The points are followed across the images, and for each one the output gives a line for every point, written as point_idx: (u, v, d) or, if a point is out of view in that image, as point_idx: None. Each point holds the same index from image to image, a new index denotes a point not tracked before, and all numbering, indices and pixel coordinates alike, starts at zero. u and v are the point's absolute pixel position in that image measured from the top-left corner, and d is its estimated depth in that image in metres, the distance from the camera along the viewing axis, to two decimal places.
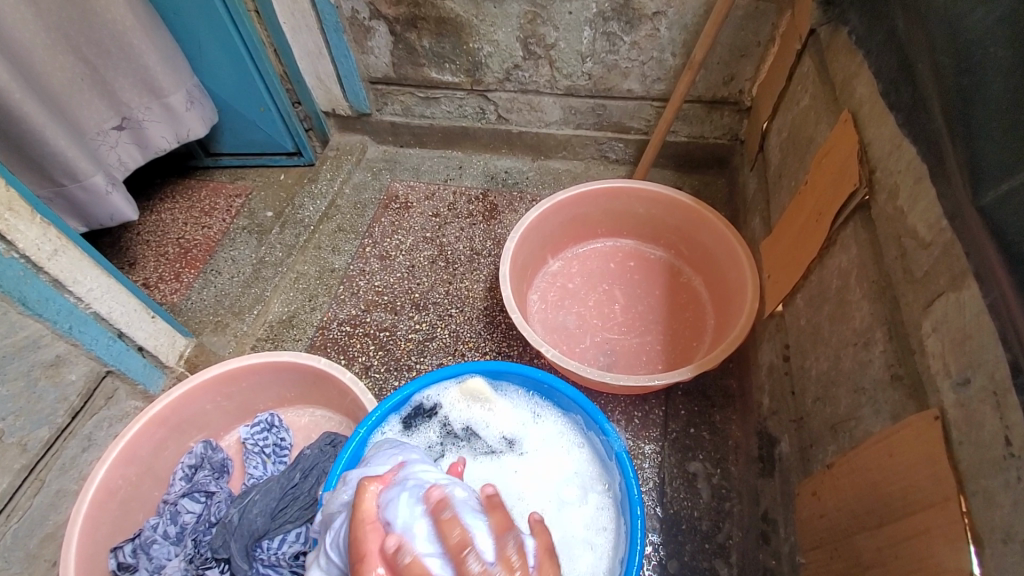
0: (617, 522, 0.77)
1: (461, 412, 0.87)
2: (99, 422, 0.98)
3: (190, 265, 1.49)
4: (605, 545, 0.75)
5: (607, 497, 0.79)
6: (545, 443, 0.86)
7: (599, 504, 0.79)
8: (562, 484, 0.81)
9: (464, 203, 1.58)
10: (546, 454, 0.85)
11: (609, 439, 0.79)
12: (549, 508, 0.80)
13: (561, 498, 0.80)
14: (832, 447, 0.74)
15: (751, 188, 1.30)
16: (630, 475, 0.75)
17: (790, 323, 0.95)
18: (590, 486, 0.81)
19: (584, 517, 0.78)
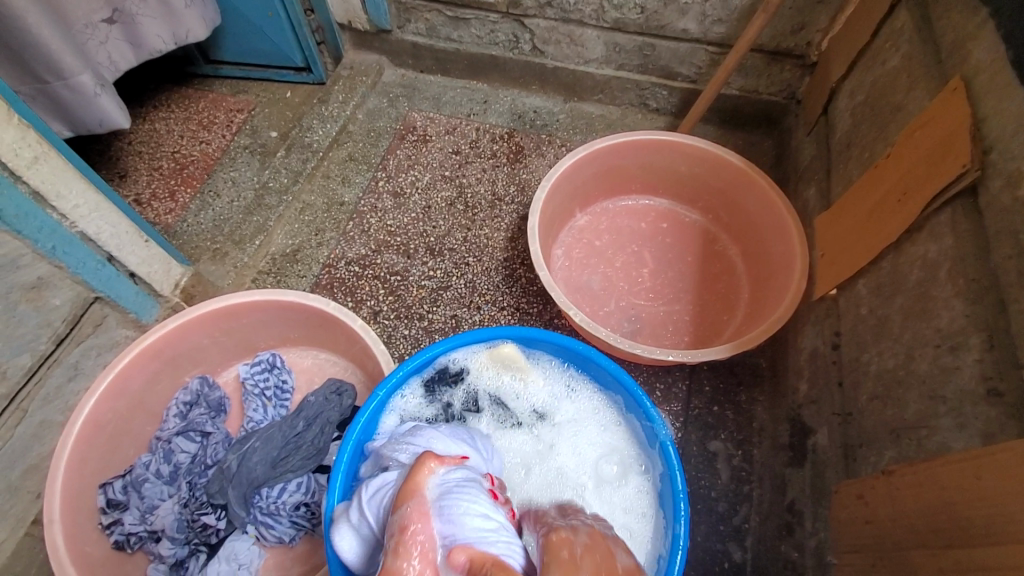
0: (656, 509, 0.75)
1: (492, 379, 0.85)
2: (86, 350, 0.90)
3: (186, 183, 1.37)
4: (645, 530, 0.74)
5: (647, 482, 0.77)
6: (581, 418, 0.83)
7: (639, 487, 0.77)
8: (602, 461, 0.79)
9: (487, 141, 1.45)
10: (583, 430, 0.82)
11: (653, 425, 0.75)
12: (588, 485, 0.78)
13: (600, 476, 0.79)
14: (892, 453, 0.68)
15: (807, 154, 1.19)
16: (674, 465, 0.72)
17: (846, 309, 0.88)
18: (630, 466, 0.79)
19: (624, 498, 0.77)
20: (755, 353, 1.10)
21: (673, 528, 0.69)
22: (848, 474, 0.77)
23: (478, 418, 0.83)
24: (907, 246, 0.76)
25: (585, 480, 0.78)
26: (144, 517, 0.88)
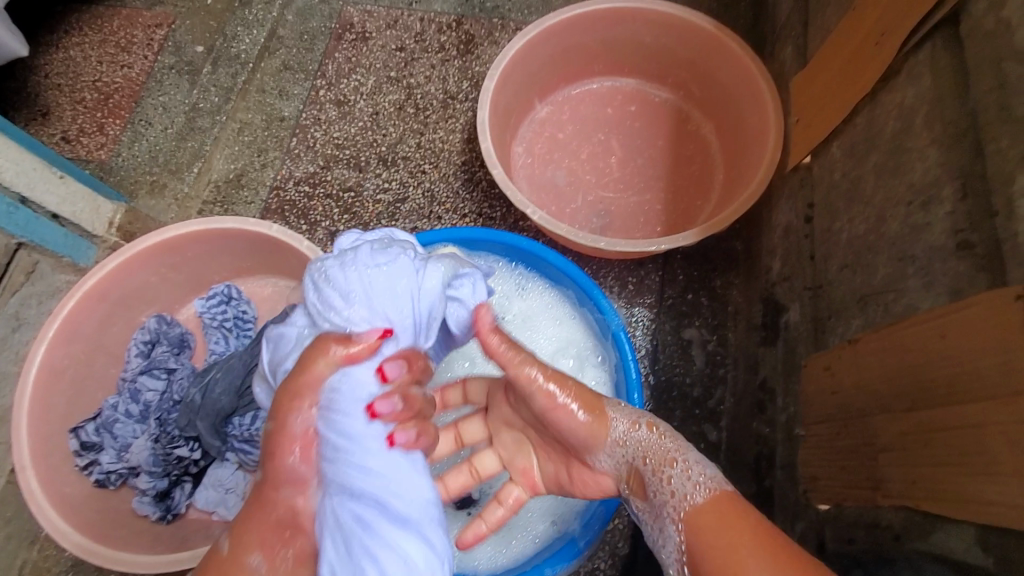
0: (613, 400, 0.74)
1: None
2: (25, 299, 0.87)
3: (113, 114, 1.23)
4: None
5: (604, 373, 0.76)
6: (533, 316, 0.80)
7: (596, 378, 0.76)
8: (557, 356, 0.78)
9: (434, 33, 1.30)
10: (535, 327, 0.80)
11: (606, 318, 0.73)
12: None
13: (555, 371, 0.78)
14: (857, 322, 0.66)
15: (785, 9, 1.06)
16: (628, 356, 0.71)
17: (819, 177, 0.81)
18: (586, 359, 0.77)
19: None
20: (731, 236, 1.04)
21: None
22: (817, 347, 0.75)
23: None
24: (884, 96, 0.69)
25: None
26: (120, 455, 0.88)
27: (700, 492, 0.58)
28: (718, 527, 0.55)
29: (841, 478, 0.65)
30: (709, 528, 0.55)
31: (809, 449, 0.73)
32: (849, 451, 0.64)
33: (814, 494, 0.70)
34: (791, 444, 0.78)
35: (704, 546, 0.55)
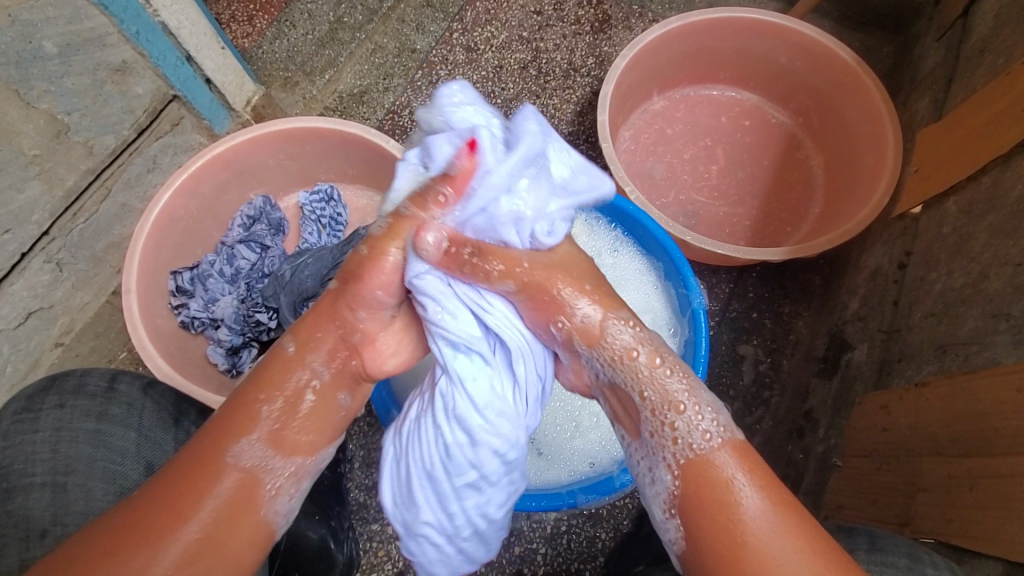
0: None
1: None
2: (164, 147, 0.95)
3: (265, 9, 1.30)
4: None
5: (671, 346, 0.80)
6: (620, 276, 0.83)
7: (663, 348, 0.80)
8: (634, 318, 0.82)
9: (573, 5, 1.33)
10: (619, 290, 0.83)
11: (689, 295, 0.77)
12: None
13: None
14: (931, 368, 0.67)
15: (931, 62, 1.04)
16: (702, 333, 0.74)
17: (924, 228, 0.82)
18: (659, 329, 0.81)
19: None
20: (812, 268, 1.04)
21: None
22: (877, 386, 0.76)
23: None
24: (1018, 160, 0.68)
25: None
26: (207, 306, 0.97)
27: (709, 443, 0.54)
28: (726, 485, 0.51)
29: (869, 509, 0.67)
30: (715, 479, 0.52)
31: (842, 479, 0.74)
32: (886, 487, 0.66)
33: (835, 520, 0.73)
34: (822, 471, 0.80)
35: (698, 499, 0.52)
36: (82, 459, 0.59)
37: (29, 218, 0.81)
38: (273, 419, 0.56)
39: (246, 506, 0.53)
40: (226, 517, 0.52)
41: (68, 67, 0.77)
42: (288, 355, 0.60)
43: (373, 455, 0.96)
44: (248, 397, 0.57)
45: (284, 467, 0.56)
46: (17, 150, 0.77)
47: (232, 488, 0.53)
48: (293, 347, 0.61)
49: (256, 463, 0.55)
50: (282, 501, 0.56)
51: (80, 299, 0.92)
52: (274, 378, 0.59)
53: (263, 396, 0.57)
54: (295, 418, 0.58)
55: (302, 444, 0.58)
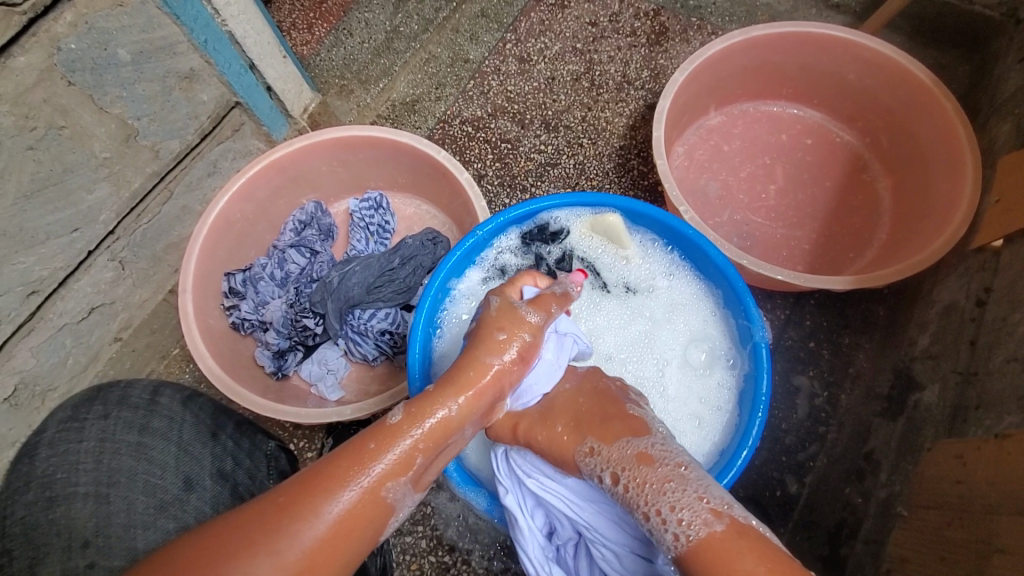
0: (734, 408, 0.74)
1: (597, 247, 0.83)
2: (224, 151, 0.98)
3: (324, 17, 1.32)
4: (714, 424, 0.74)
5: (730, 379, 0.76)
6: (678, 300, 0.80)
7: (721, 381, 0.76)
8: (691, 346, 0.78)
9: (629, 17, 1.31)
10: (676, 314, 0.80)
11: (751, 326, 0.72)
12: (671, 367, 0.78)
13: (685, 359, 0.78)
14: (1014, 420, 0.62)
15: (1017, 82, 0.97)
16: (764, 368, 0.70)
17: (1006, 264, 0.75)
18: (716, 360, 0.77)
19: (704, 387, 0.76)
20: (876, 298, 0.98)
21: (746, 426, 0.69)
22: (950, 433, 0.71)
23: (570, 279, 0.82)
24: None
25: (670, 358, 0.78)
26: (257, 308, 0.99)
27: (694, 534, 0.52)
28: (718, 570, 0.49)
29: (939, 568, 0.61)
30: (708, 569, 0.49)
31: (907, 531, 0.69)
32: (959, 545, 0.60)
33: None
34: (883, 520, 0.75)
35: None
36: (125, 471, 0.60)
37: (96, 219, 0.84)
38: (418, 464, 0.58)
39: (367, 528, 0.53)
40: (343, 529, 0.52)
41: (140, 74, 0.79)
42: (451, 418, 0.60)
43: None
44: (395, 431, 0.58)
45: (405, 498, 0.57)
46: (90, 153, 0.79)
47: (358, 507, 0.53)
48: (460, 407, 0.61)
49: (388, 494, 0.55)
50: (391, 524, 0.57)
51: (139, 296, 0.95)
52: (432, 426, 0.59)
53: (420, 446, 0.58)
54: (429, 459, 0.59)
55: (423, 481, 0.59)
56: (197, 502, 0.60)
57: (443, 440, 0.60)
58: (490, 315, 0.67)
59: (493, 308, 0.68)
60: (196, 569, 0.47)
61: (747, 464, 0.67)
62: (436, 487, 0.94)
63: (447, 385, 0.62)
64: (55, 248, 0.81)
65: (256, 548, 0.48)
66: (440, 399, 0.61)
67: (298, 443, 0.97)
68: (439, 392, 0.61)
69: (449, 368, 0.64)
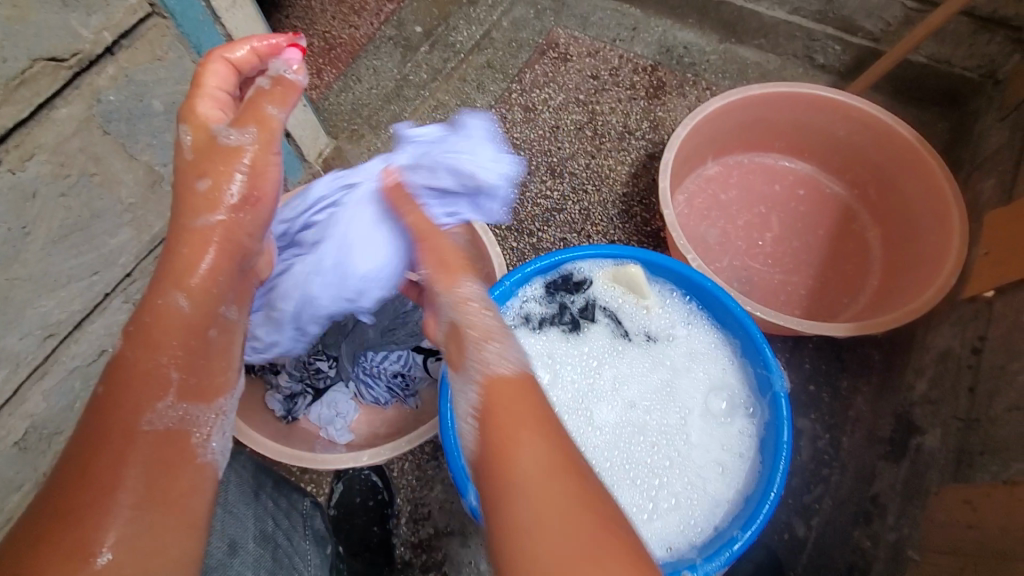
0: (758, 456, 0.76)
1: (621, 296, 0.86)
2: None
3: (332, 63, 1.37)
4: (738, 471, 0.76)
5: (751, 427, 0.78)
6: (697, 347, 0.83)
7: (743, 429, 0.78)
8: (711, 395, 0.81)
9: (628, 72, 1.38)
10: (698, 363, 0.82)
11: (770, 375, 0.76)
12: (694, 415, 0.80)
13: (707, 407, 0.80)
14: (1022, 467, 0.65)
15: (994, 143, 1.05)
16: (784, 418, 0.73)
17: (998, 314, 0.80)
18: (737, 408, 0.80)
19: (726, 435, 0.78)
20: (872, 343, 1.02)
21: (769, 475, 0.71)
22: (956, 478, 0.74)
23: (593, 327, 0.85)
24: None
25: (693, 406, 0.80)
26: None
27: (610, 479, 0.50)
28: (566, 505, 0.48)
29: None
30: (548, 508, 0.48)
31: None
32: None
33: None
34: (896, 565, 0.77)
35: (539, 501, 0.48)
36: None
37: (116, 261, 0.84)
38: (172, 377, 0.56)
39: (179, 453, 0.54)
40: (160, 466, 0.52)
41: (170, 123, 0.82)
42: (183, 313, 0.59)
43: (420, 510, 0.94)
44: (127, 366, 0.55)
45: (202, 417, 0.58)
46: (117, 198, 0.80)
47: (163, 440, 0.53)
48: (188, 302, 0.59)
49: (176, 419, 0.55)
50: (211, 448, 0.57)
51: None
52: (158, 337, 0.57)
53: (166, 361, 0.56)
54: (189, 371, 0.58)
55: (202, 392, 0.58)
56: (241, 566, 0.62)
57: (190, 334, 0.58)
58: (187, 158, 0.64)
59: (189, 146, 0.65)
60: (54, 529, 0.46)
61: (772, 513, 0.69)
62: (448, 533, 0.93)
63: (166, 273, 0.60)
64: (74, 290, 0.80)
65: (82, 510, 0.47)
66: (152, 312, 0.58)
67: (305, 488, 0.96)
68: (161, 289, 0.60)
69: (164, 260, 0.61)
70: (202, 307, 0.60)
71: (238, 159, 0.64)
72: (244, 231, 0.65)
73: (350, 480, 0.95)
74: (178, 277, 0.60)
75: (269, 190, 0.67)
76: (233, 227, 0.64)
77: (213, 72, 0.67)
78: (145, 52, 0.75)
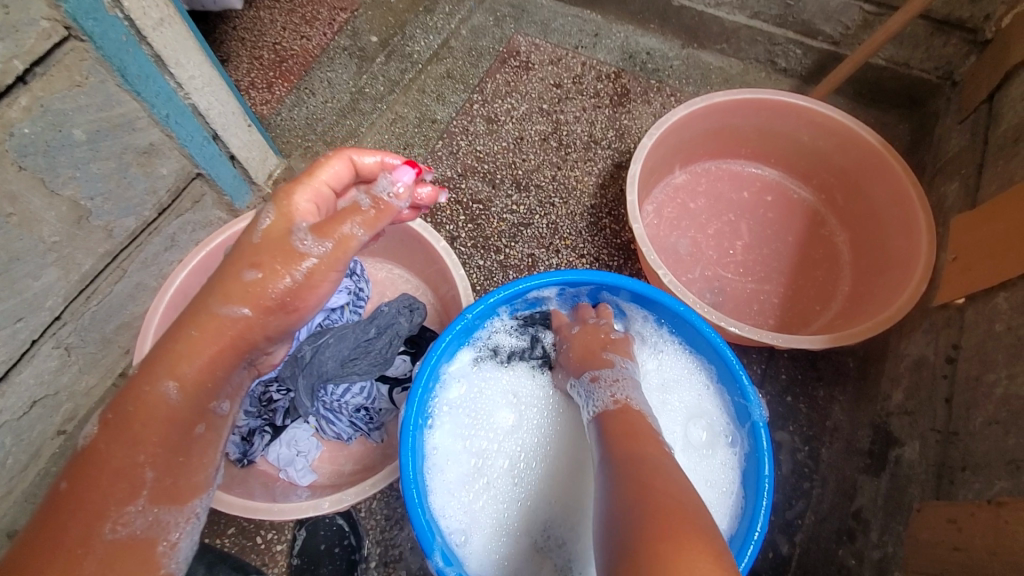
0: (741, 491, 0.73)
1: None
2: (183, 224, 0.92)
3: (283, 77, 1.30)
4: (722, 505, 0.73)
5: (733, 459, 0.76)
6: (671, 377, 0.82)
7: (725, 460, 0.76)
8: (690, 424, 0.79)
9: (592, 79, 1.35)
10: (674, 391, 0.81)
11: (749, 405, 0.73)
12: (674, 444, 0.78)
13: (687, 438, 0.78)
14: (1004, 484, 0.64)
15: (955, 145, 1.05)
16: (763, 450, 0.70)
17: (969, 322, 0.79)
18: (717, 439, 0.77)
19: (708, 467, 0.76)
20: (845, 350, 1.01)
21: (752, 512, 0.68)
22: (937, 494, 0.73)
23: None
24: None
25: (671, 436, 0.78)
26: None
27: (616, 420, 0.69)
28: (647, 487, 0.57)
29: None
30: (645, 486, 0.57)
31: None
32: None
33: None
34: None
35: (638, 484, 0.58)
36: None
37: (42, 305, 0.77)
38: (145, 478, 0.59)
39: (132, 561, 0.59)
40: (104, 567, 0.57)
41: (96, 153, 0.75)
42: (171, 403, 0.60)
43: (391, 553, 0.89)
44: (103, 456, 0.58)
45: (167, 518, 0.62)
46: (38, 238, 0.73)
47: (121, 548, 0.58)
48: (178, 393, 0.60)
49: (133, 529, 0.59)
50: (168, 547, 0.62)
51: (85, 383, 0.87)
52: (139, 432, 0.59)
53: (143, 461, 0.59)
54: (163, 468, 0.61)
55: (169, 493, 0.62)
56: None
57: (176, 433, 0.61)
58: (254, 243, 0.64)
59: (261, 231, 0.65)
60: None
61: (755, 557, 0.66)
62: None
63: (174, 329, 0.62)
64: None
65: None
66: (141, 387, 0.59)
67: (264, 536, 0.90)
68: (147, 376, 0.60)
69: (174, 343, 0.61)
70: (193, 396, 0.61)
71: (299, 261, 0.64)
72: (258, 333, 0.64)
73: (314, 526, 0.90)
74: (172, 352, 0.60)
75: (311, 299, 0.67)
76: (255, 327, 0.63)
77: (330, 167, 0.70)
78: (62, 79, 0.68)
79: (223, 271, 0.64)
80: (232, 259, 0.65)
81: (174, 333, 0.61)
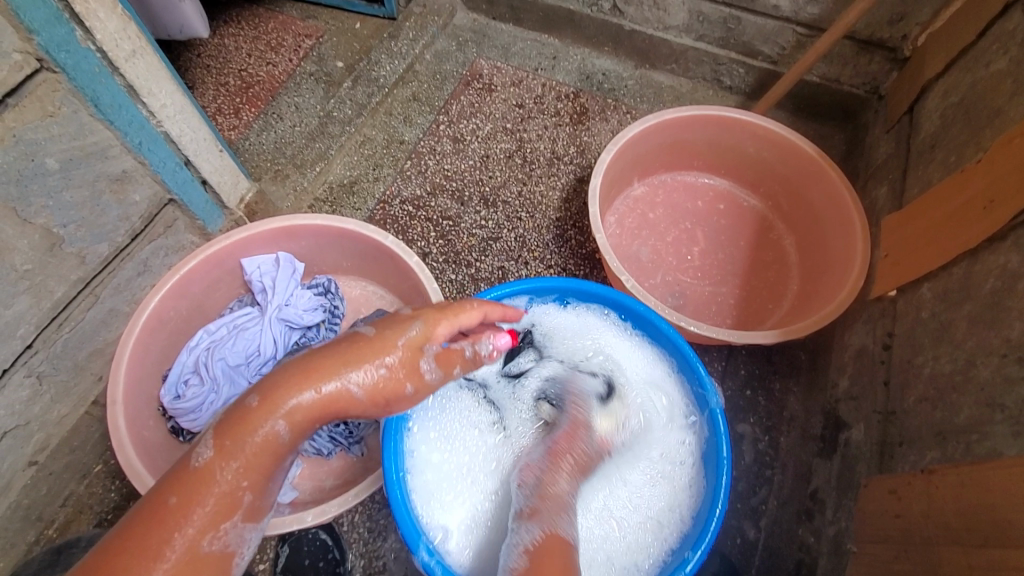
0: (698, 470, 0.79)
1: (571, 332, 0.90)
2: (156, 249, 0.93)
3: (251, 102, 1.32)
4: (682, 480, 0.79)
5: (690, 436, 0.81)
6: (645, 377, 0.86)
7: (683, 437, 0.82)
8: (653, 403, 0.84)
9: (552, 99, 1.42)
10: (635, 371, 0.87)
11: (705, 394, 0.79)
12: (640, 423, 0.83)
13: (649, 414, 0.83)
14: (935, 454, 0.71)
15: (883, 152, 1.15)
16: (721, 434, 0.76)
17: (901, 312, 0.87)
18: (675, 419, 0.83)
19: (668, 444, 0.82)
20: (797, 344, 1.08)
21: (713, 492, 0.74)
22: (881, 469, 0.79)
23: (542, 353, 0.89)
24: (986, 254, 0.74)
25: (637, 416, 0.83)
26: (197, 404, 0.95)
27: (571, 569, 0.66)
28: None
29: None
30: None
31: (861, 566, 0.76)
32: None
33: None
34: (838, 558, 0.81)
35: None
36: None
37: (14, 334, 0.77)
38: (245, 502, 0.58)
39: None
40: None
41: (68, 181, 0.76)
42: (279, 441, 0.59)
43: (375, 564, 0.91)
44: (200, 475, 0.57)
45: (246, 535, 0.59)
46: (10, 266, 0.74)
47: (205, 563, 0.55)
48: (288, 430, 0.59)
49: (225, 544, 0.57)
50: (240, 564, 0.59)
51: (57, 411, 0.87)
52: (242, 454, 0.58)
53: (244, 484, 0.58)
54: (259, 492, 0.59)
55: (259, 513, 0.60)
56: None
57: (275, 465, 0.60)
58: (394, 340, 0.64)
59: (404, 339, 0.65)
60: None
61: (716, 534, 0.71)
62: None
63: (295, 375, 0.60)
64: None
65: None
66: (255, 420, 0.58)
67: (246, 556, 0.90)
68: (260, 410, 0.58)
69: (285, 372, 0.60)
70: (298, 437, 0.60)
71: (411, 364, 0.65)
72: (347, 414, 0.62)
73: (297, 542, 0.91)
74: (288, 393, 0.59)
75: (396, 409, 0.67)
76: (354, 410, 0.63)
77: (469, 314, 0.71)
78: (34, 109, 0.70)
79: (354, 350, 0.63)
80: (364, 343, 0.64)
81: (296, 378, 0.60)
